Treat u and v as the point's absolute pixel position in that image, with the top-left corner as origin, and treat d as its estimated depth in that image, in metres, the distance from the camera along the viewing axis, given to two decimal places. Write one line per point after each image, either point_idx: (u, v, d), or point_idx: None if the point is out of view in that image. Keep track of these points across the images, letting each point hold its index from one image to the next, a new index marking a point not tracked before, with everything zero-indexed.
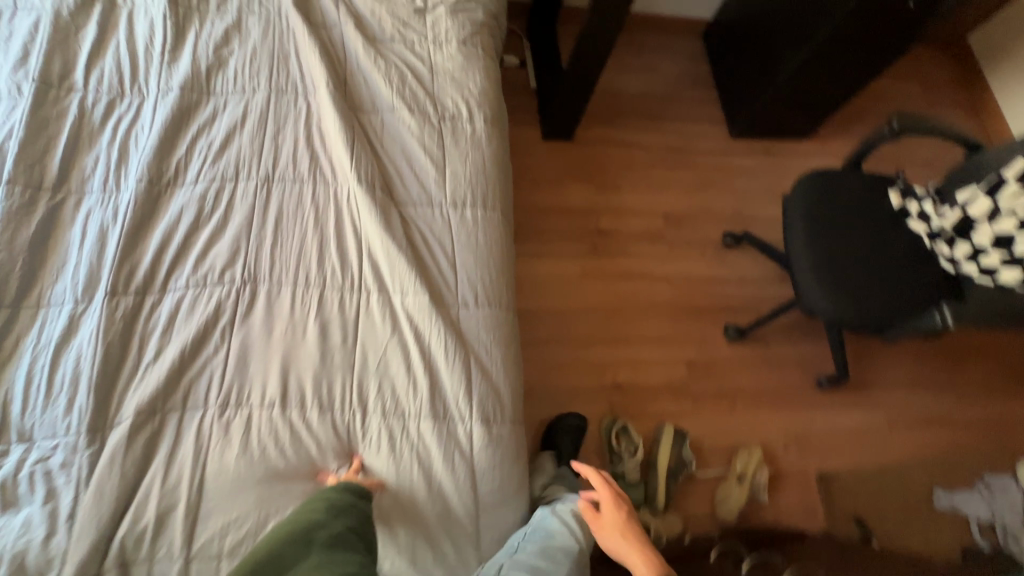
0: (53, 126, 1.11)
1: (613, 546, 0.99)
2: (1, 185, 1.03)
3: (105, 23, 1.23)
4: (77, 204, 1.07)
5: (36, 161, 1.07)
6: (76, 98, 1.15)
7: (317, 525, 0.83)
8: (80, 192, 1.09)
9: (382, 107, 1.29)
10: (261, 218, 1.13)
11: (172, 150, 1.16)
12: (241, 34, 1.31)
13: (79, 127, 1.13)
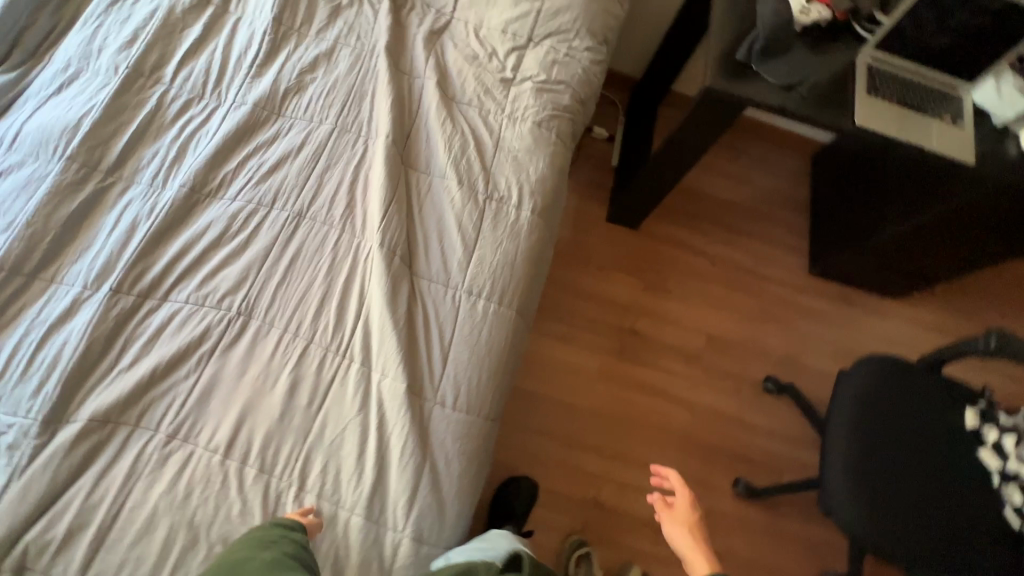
0: (129, 113, 1.17)
1: (676, 538, 1.10)
2: (63, 159, 1.09)
3: (211, 26, 1.29)
4: (122, 191, 1.12)
5: (101, 142, 1.13)
6: (158, 91, 1.21)
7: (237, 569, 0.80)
8: (129, 181, 1.13)
9: (434, 171, 1.26)
10: (279, 253, 1.13)
11: (224, 162, 1.19)
12: (328, 62, 1.33)
13: (150, 120, 1.18)
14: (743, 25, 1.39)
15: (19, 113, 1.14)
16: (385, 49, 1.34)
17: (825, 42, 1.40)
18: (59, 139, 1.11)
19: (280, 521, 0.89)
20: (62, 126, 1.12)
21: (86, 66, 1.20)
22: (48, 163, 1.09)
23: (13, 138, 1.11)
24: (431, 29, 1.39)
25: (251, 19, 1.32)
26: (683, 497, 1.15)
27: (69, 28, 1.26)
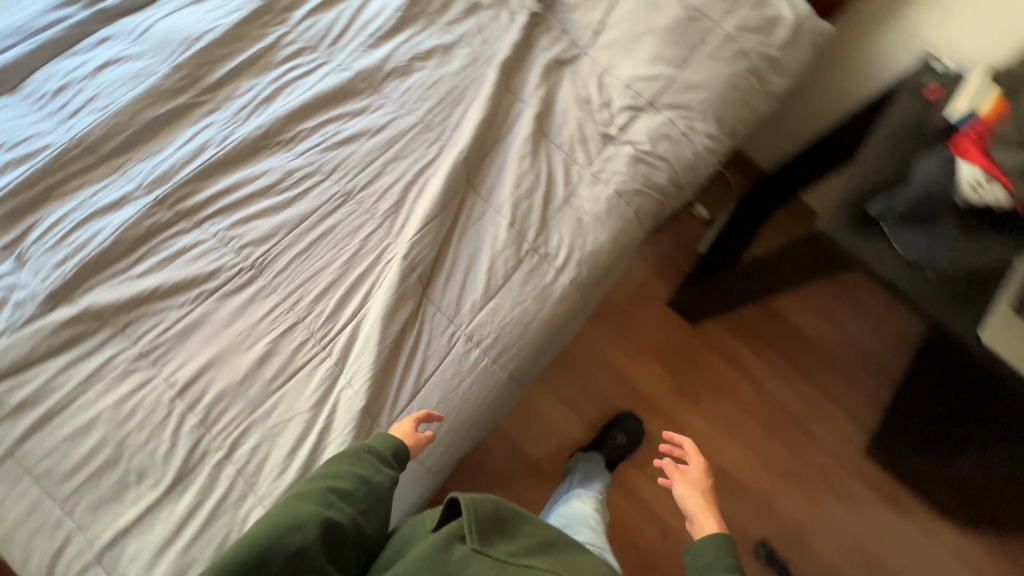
0: (243, 42, 1.22)
1: (687, 498, 1.06)
2: (170, 65, 1.15)
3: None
4: (208, 112, 1.17)
5: (209, 60, 1.18)
6: (278, 32, 1.25)
7: (301, 524, 0.81)
8: (217, 105, 1.18)
9: (492, 201, 1.20)
10: (312, 224, 1.13)
11: (305, 118, 1.20)
12: (443, 56, 1.30)
13: (259, 55, 1.22)
14: (894, 173, 1.18)
15: (158, 8, 1.22)
16: (500, 62, 1.29)
17: (987, 229, 1.15)
18: (176, 44, 1.17)
19: (374, 452, 0.93)
20: (182, 34, 1.18)
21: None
22: (158, 63, 1.16)
23: (142, 29, 1.19)
24: (554, 57, 1.32)
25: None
26: (696, 461, 1.12)
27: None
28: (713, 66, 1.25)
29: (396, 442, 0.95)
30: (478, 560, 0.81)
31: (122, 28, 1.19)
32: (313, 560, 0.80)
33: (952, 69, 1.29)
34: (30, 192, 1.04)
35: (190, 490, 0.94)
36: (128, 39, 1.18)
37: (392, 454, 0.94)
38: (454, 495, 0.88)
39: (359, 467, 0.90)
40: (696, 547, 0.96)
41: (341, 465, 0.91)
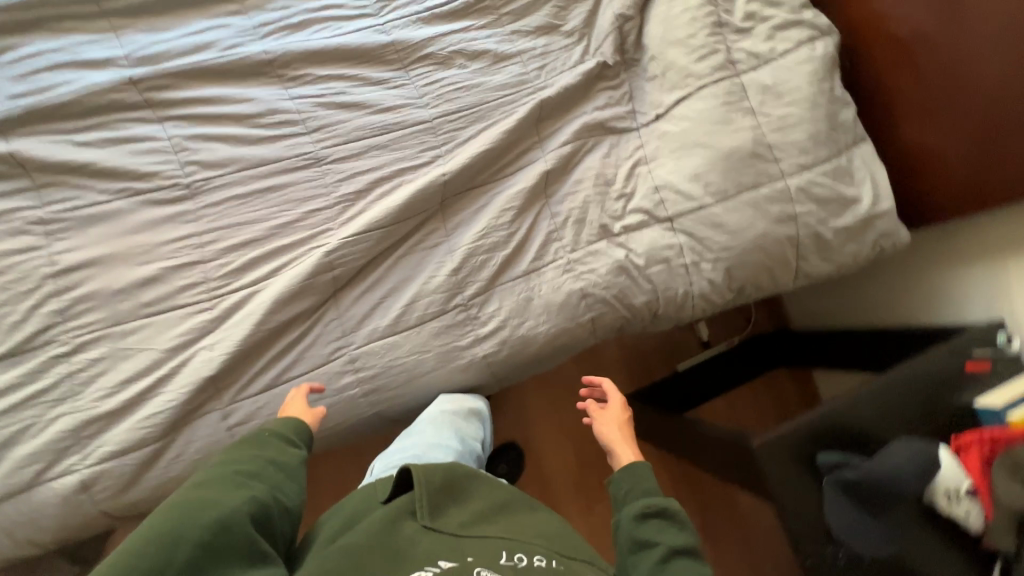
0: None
1: (608, 434, 1.00)
2: None
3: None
4: (232, 15, 1.11)
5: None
6: None
7: (222, 500, 0.70)
8: (243, 12, 1.11)
9: (450, 238, 1.10)
10: (264, 173, 1.07)
11: (317, 64, 1.11)
12: (491, 63, 1.17)
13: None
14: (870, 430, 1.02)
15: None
16: (541, 100, 1.15)
17: (936, 542, 0.97)
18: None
19: (278, 432, 0.87)
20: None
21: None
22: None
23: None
24: (602, 120, 1.17)
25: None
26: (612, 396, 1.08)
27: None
28: (752, 216, 1.07)
29: (293, 420, 0.91)
30: (432, 535, 0.75)
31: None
32: (238, 542, 0.67)
33: (1016, 348, 1.06)
34: (26, 16, 1.02)
35: (16, 369, 0.93)
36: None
37: (293, 431, 0.89)
38: (408, 466, 0.84)
39: (266, 448, 0.83)
40: (616, 480, 0.90)
41: (246, 447, 0.82)
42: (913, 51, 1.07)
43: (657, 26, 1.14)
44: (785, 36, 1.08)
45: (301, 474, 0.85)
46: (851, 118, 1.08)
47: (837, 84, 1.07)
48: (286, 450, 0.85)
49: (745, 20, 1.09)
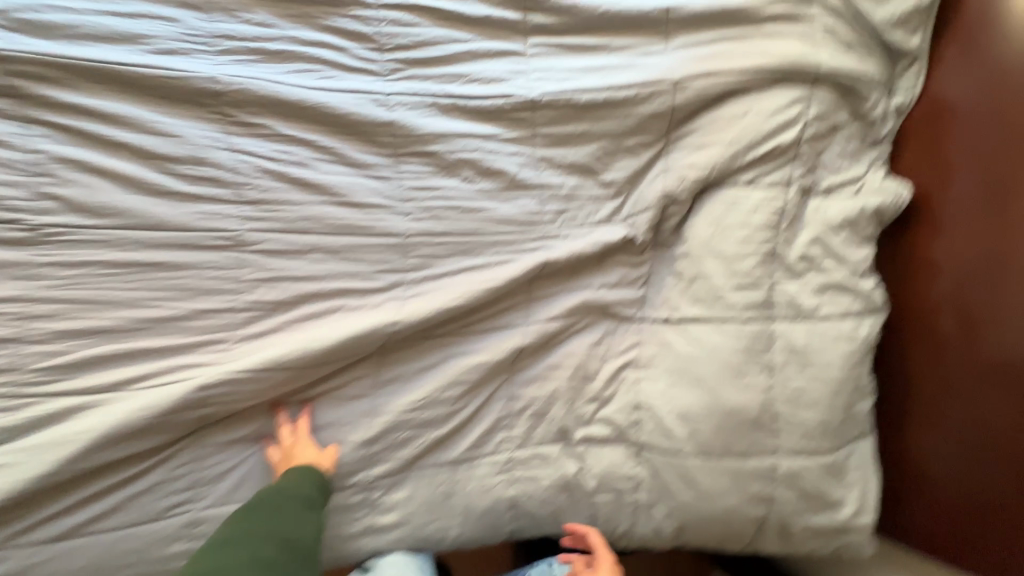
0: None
1: None
2: None
3: (491, 16, 0.90)
4: (179, 6, 0.79)
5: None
6: None
7: None
8: (198, 7, 0.79)
9: (378, 396, 0.86)
10: (156, 243, 0.77)
11: (280, 116, 0.82)
12: (502, 189, 0.93)
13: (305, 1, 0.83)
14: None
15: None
16: (546, 259, 0.93)
17: None
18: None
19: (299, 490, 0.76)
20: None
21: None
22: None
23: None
24: (605, 302, 0.97)
25: (524, 63, 0.92)
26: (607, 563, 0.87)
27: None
28: (728, 486, 0.92)
29: (305, 471, 0.78)
30: None
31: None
32: None
33: None
34: None
35: None
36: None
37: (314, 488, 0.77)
38: None
39: (286, 514, 0.74)
40: None
41: (261, 513, 0.73)
42: (957, 378, 0.93)
43: (705, 225, 0.94)
44: (835, 298, 0.92)
45: (316, 547, 0.76)
46: (865, 411, 0.94)
47: (865, 372, 0.93)
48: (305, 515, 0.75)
49: (799, 262, 0.92)
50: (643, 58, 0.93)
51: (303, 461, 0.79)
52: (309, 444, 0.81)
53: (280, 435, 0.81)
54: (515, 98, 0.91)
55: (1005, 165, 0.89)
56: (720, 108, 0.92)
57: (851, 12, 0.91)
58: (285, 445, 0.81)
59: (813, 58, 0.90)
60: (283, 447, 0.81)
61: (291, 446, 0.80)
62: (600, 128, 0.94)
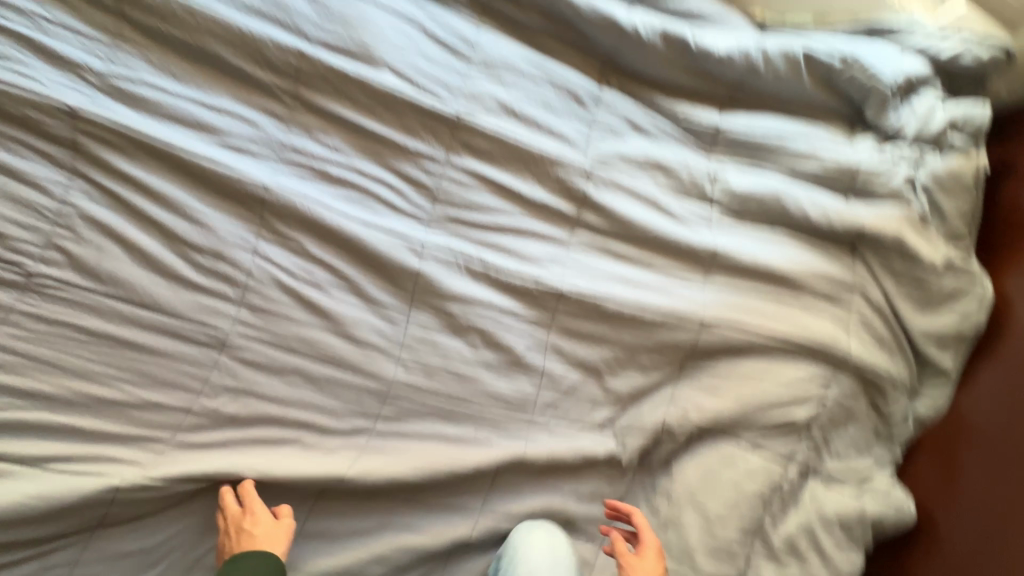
0: (378, 110, 0.87)
1: None
2: (300, 45, 0.83)
3: (546, 202, 0.93)
4: (263, 112, 0.82)
5: (332, 87, 0.84)
6: (426, 148, 0.89)
7: None
8: (280, 118, 0.83)
9: (296, 547, 0.79)
10: (139, 322, 0.74)
11: (314, 237, 0.82)
12: (503, 364, 0.90)
13: (381, 140, 0.87)
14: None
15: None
16: (522, 453, 0.87)
17: None
18: (335, 36, 0.86)
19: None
20: (352, 39, 0.86)
21: (464, 61, 0.92)
22: (297, 27, 0.84)
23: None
24: (570, 514, 0.89)
25: (564, 253, 0.93)
26: (652, 542, 0.79)
27: (536, 32, 0.97)
28: None
29: (252, 559, 0.69)
30: None
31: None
32: None
33: None
34: None
35: None
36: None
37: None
38: None
39: None
40: None
41: None
42: None
43: (694, 471, 0.89)
44: None
45: None
46: None
47: None
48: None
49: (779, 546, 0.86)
50: (679, 286, 0.93)
51: (256, 540, 0.71)
52: (263, 517, 0.72)
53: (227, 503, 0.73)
54: (545, 283, 0.91)
55: (1015, 487, 0.84)
56: (739, 359, 0.91)
57: (887, 310, 0.92)
58: (235, 514, 0.73)
59: (842, 344, 0.89)
60: (233, 518, 0.73)
61: (241, 526, 0.72)
62: (618, 337, 0.92)
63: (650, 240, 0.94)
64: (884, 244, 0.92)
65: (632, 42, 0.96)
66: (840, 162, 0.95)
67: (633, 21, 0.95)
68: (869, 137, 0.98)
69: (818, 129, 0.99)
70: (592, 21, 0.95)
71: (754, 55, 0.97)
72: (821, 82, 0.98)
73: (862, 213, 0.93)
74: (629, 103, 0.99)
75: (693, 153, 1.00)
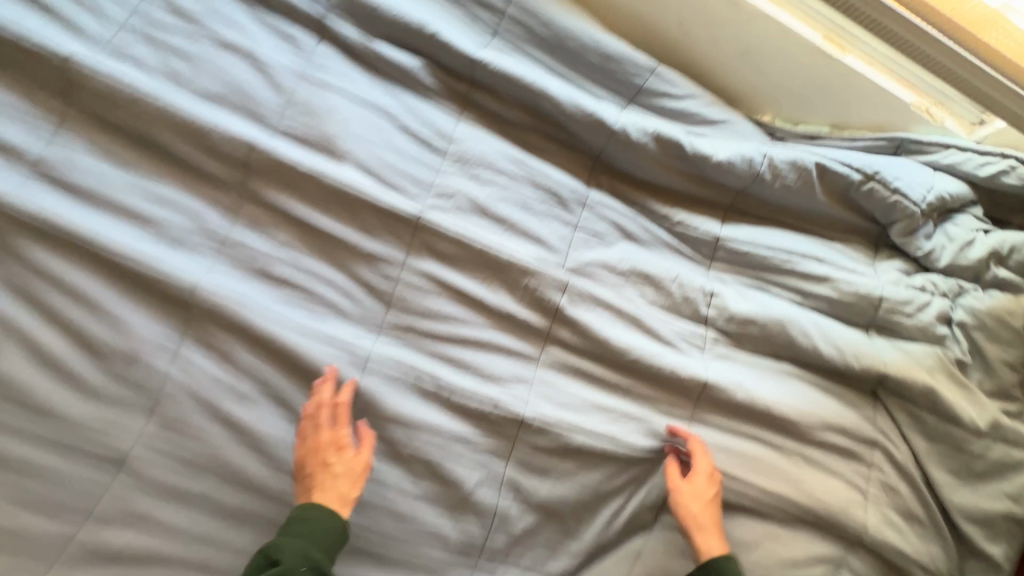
0: (335, 206, 0.80)
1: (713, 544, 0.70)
2: (255, 136, 0.78)
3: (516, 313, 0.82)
4: (209, 204, 0.76)
5: (287, 178, 0.78)
6: (383, 248, 0.80)
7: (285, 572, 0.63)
8: (225, 208, 0.77)
9: None
10: (29, 433, 0.66)
11: (245, 342, 0.74)
12: (448, 501, 0.77)
13: (336, 237, 0.79)
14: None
15: (363, 80, 0.85)
16: None
17: None
18: (297, 126, 0.81)
19: (297, 546, 0.64)
20: (315, 131, 0.81)
21: (438, 157, 0.86)
22: (260, 117, 0.80)
23: (315, 77, 0.83)
24: None
25: (531, 372, 0.82)
26: (704, 466, 0.74)
27: (520, 127, 0.90)
28: None
29: (320, 515, 0.67)
30: None
31: (307, 49, 0.83)
32: None
33: None
34: None
35: None
36: (286, 62, 0.82)
37: (320, 531, 0.66)
38: None
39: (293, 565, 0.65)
40: None
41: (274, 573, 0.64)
42: None
43: None
44: None
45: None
46: None
47: None
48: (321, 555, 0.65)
49: None
50: (660, 423, 0.80)
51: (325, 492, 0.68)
52: (348, 453, 0.71)
53: (321, 417, 0.71)
54: (505, 408, 0.79)
55: None
56: (730, 522, 0.75)
57: (915, 474, 0.76)
58: (323, 436, 0.71)
59: (856, 516, 0.73)
60: (316, 443, 0.71)
61: (308, 493, 0.69)
62: (585, 476, 0.79)
63: (632, 365, 0.82)
64: (911, 393, 0.77)
65: (622, 143, 0.88)
66: (860, 290, 0.82)
67: (623, 122, 0.87)
68: (894, 261, 0.86)
69: (834, 248, 0.87)
70: (579, 120, 0.87)
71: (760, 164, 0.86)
72: (838, 197, 0.87)
73: (885, 354, 0.79)
74: (616, 206, 0.90)
75: (688, 266, 0.88)
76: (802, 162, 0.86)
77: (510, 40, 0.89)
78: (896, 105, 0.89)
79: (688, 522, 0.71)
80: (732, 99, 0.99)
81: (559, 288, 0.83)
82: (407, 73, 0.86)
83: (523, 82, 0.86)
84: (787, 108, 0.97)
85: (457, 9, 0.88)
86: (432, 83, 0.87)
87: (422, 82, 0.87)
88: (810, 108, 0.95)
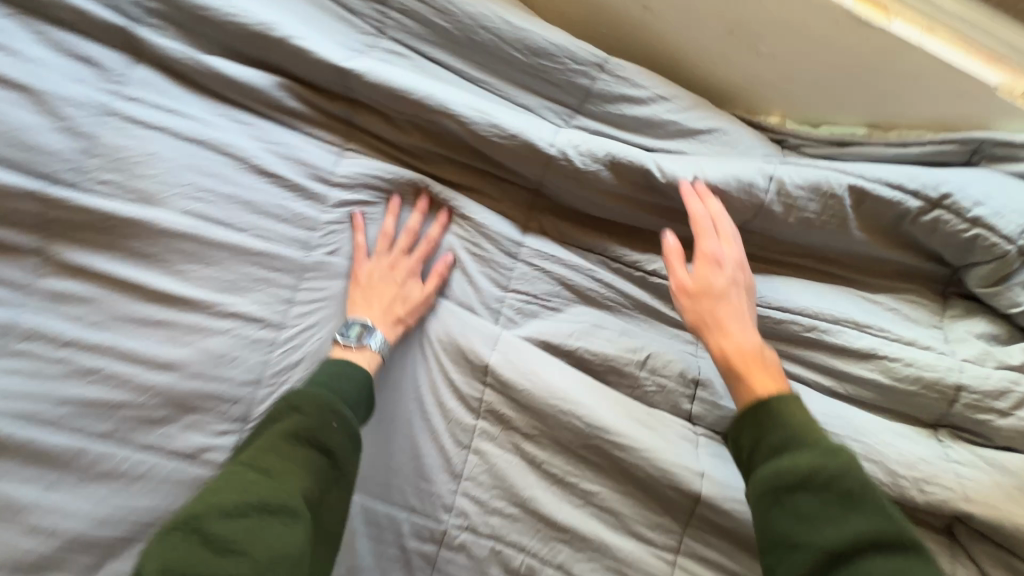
0: (169, 270, 0.60)
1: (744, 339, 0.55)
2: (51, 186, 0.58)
3: (429, 410, 0.64)
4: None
5: (96, 239, 0.59)
6: (240, 331, 0.61)
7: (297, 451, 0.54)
8: (12, 284, 0.57)
9: None
10: None
11: (42, 469, 0.54)
12: None
13: (169, 315, 0.59)
14: (923, 559, 0.43)
15: (208, 114, 0.66)
16: None
17: None
18: (105, 182, 0.60)
19: (317, 402, 0.56)
20: (130, 187, 0.61)
21: (314, 208, 0.67)
22: (45, 170, 0.59)
23: (133, 113, 0.63)
24: None
25: (454, 481, 0.62)
26: (732, 252, 0.58)
27: (430, 157, 0.69)
28: None
29: (360, 374, 0.60)
30: None
31: (116, 74, 0.64)
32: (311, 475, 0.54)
33: None
34: None
35: None
36: (83, 92, 0.61)
37: (348, 395, 0.59)
38: None
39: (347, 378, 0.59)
40: None
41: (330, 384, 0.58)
42: None
43: None
44: None
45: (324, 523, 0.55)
46: None
47: None
48: (342, 426, 0.57)
49: None
50: (627, 550, 0.59)
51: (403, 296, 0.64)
52: (415, 285, 0.65)
53: (404, 239, 0.66)
54: (422, 522, 0.62)
55: None
56: None
57: None
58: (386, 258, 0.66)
59: None
60: (391, 262, 0.65)
61: (357, 313, 0.63)
62: None
63: (593, 458, 0.61)
64: (1013, 541, 0.49)
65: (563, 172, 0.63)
66: (926, 375, 0.55)
67: (562, 144, 0.63)
68: (973, 320, 0.58)
69: (880, 305, 0.60)
70: (497, 145, 0.63)
71: (765, 191, 0.60)
72: (881, 231, 0.60)
73: (962, 477, 0.52)
74: (563, 253, 0.66)
75: (662, 334, 0.65)
76: (827, 186, 0.59)
77: (398, 38, 0.66)
78: (965, 91, 0.60)
79: (701, 327, 0.57)
80: (720, 96, 0.73)
81: (478, 368, 0.63)
82: (258, 94, 0.66)
83: (414, 95, 0.62)
84: (802, 104, 0.70)
85: (324, 3, 0.67)
86: (294, 105, 0.67)
87: (280, 105, 0.67)
88: (834, 102, 0.68)
